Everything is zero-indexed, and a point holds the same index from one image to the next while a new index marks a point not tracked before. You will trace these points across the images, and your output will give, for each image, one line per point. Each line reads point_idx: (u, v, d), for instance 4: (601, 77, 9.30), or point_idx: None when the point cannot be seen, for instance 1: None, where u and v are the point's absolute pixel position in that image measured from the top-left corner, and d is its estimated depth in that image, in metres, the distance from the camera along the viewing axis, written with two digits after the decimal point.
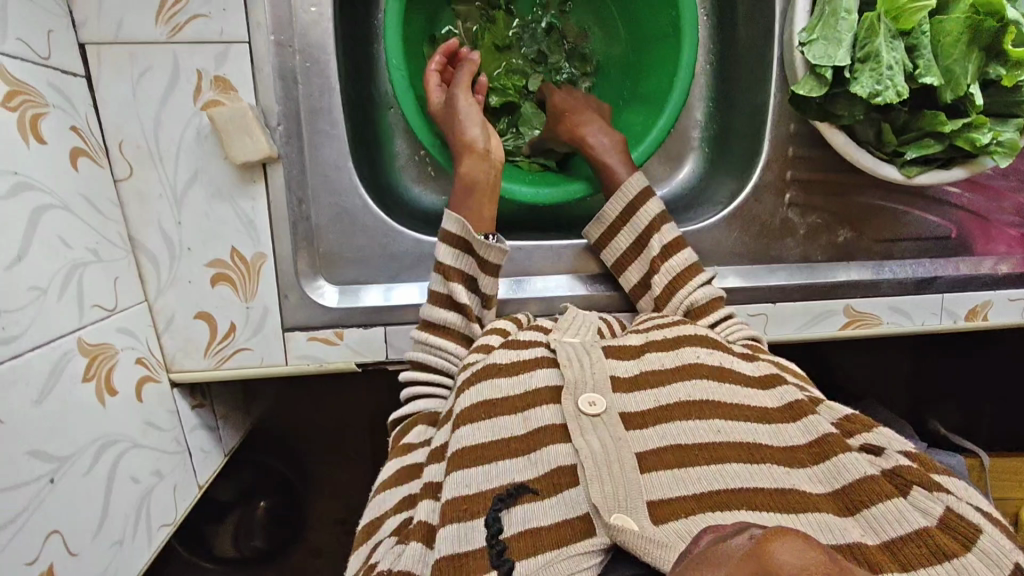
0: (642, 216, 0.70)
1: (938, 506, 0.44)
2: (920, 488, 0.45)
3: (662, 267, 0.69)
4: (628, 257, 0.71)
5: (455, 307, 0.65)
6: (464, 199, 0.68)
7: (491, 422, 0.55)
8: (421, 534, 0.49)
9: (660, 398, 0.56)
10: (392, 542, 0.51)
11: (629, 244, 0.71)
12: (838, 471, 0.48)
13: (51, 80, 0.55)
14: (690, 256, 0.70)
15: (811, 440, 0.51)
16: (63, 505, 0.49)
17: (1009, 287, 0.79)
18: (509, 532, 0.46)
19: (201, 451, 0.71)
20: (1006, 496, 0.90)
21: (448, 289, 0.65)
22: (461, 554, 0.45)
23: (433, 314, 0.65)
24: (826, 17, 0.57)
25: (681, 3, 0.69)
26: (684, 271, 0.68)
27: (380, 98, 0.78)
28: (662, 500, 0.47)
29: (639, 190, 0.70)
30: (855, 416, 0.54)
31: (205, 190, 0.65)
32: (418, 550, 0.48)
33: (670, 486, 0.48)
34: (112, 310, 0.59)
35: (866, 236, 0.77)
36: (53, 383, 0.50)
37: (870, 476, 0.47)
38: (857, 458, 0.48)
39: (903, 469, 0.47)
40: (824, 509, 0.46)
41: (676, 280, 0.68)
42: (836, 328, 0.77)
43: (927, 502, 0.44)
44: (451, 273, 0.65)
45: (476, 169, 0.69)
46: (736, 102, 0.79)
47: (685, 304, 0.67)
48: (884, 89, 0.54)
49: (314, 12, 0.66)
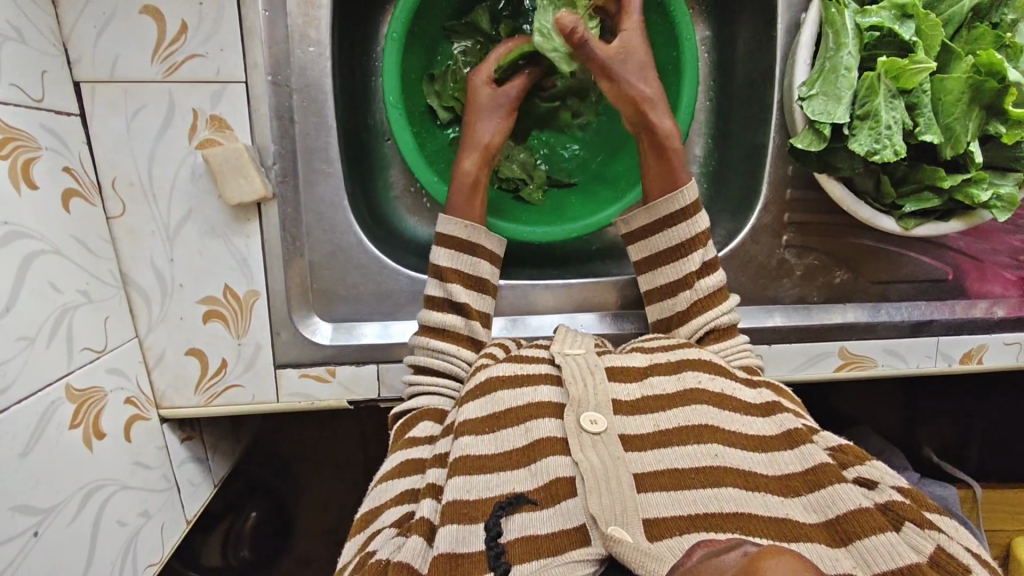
0: (689, 227, 0.65)
1: (928, 543, 0.43)
2: (912, 525, 0.44)
3: (696, 284, 0.65)
4: (655, 264, 0.67)
5: (453, 308, 0.64)
6: (463, 200, 0.67)
7: (495, 436, 0.54)
8: (423, 528, 0.49)
9: (660, 423, 0.54)
10: (391, 534, 0.51)
11: (663, 252, 0.66)
12: (834, 501, 0.46)
13: (43, 121, 0.55)
14: (723, 281, 0.65)
15: (806, 468, 0.50)
16: (47, 557, 0.49)
17: (1006, 331, 0.78)
18: (508, 536, 0.46)
19: (190, 485, 0.70)
20: (997, 528, 0.88)
21: (445, 291, 0.64)
22: (458, 554, 0.45)
23: (431, 317, 0.64)
24: (827, 72, 0.59)
25: (682, 48, 0.69)
26: (715, 294, 0.64)
27: (376, 130, 0.76)
28: (658, 518, 0.46)
29: (693, 200, 0.66)
30: (845, 444, 0.53)
31: (198, 227, 0.64)
32: (420, 544, 0.48)
33: (665, 506, 0.47)
34: (102, 351, 0.59)
35: (862, 277, 0.75)
36: (40, 433, 0.50)
37: (864, 508, 0.45)
38: (851, 489, 0.47)
39: (897, 502, 0.45)
40: (815, 539, 0.45)
41: (706, 301, 0.64)
42: (831, 370, 0.76)
43: (919, 540, 0.43)
44: (447, 274, 0.65)
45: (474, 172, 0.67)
46: (734, 139, 0.77)
47: (708, 326, 0.64)
48: (881, 149, 0.56)
49: (311, 52, 0.65)
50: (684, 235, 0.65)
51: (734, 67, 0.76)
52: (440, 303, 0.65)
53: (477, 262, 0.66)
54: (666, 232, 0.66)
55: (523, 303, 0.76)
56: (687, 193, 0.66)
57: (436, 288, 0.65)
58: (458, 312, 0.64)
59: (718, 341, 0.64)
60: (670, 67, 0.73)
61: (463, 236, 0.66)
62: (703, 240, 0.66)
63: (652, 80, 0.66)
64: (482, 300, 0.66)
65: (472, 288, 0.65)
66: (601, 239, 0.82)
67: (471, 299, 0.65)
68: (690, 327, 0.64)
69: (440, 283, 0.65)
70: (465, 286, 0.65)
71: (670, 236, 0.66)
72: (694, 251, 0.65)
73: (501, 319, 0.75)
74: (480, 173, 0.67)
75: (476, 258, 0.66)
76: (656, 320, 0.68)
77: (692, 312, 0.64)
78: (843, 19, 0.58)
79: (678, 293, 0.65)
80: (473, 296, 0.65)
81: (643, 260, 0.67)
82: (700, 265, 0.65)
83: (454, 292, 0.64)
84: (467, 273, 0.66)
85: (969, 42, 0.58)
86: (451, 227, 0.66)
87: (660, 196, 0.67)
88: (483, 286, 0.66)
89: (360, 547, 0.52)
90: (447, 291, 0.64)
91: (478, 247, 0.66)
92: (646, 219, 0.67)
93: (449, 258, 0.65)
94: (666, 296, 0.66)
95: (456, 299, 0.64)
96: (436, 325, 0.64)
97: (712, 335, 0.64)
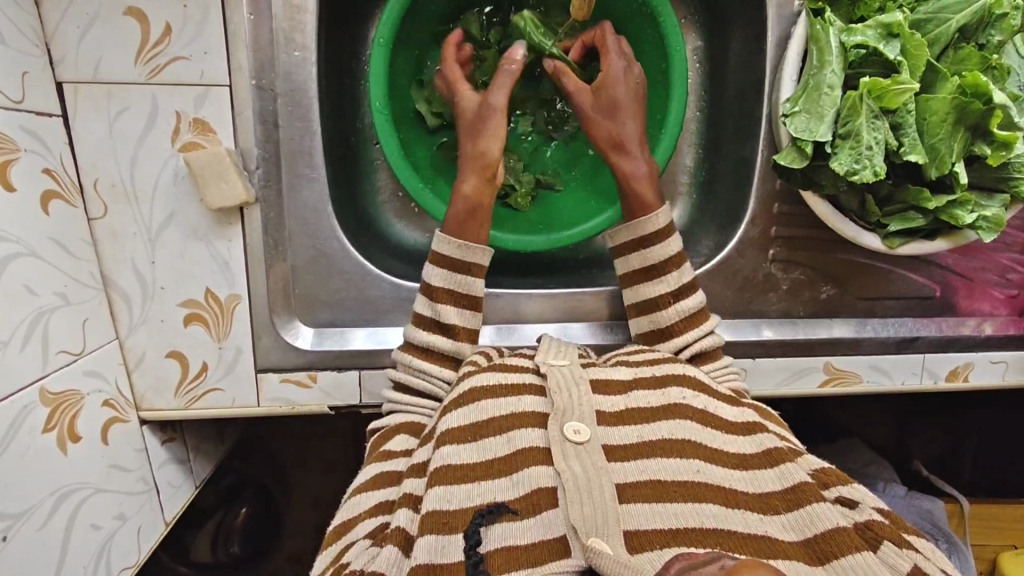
0: (663, 249, 0.65)
1: (905, 563, 0.42)
2: (890, 545, 0.43)
3: (673, 307, 0.64)
4: (632, 279, 0.67)
5: (439, 325, 0.64)
6: (464, 224, 0.66)
7: (477, 444, 0.53)
8: (399, 538, 0.48)
9: (643, 434, 0.54)
10: (366, 545, 0.49)
11: (639, 269, 0.66)
12: (812, 520, 0.46)
13: (23, 123, 0.54)
14: (702, 301, 0.65)
15: (786, 488, 0.49)
16: (16, 563, 0.49)
17: (994, 349, 0.77)
18: (488, 546, 0.45)
19: (170, 486, 0.70)
20: (983, 543, 0.88)
21: (433, 310, 0.63)
22: (435, 564, 0.44)
23: (416, 335, 0.64)
24: (810, 90, 0.59)
25: (670, 57, 0.69)
26: (695, 315, 0.64)
27: (362, 134, 0.76)
28: (638, 530, 0.45)
29: (665, 224, 0.66)
30: (828, 467, 0.51)
31: (180, 230, 0.64)
32: (394, 553, 0.47)
33: (645, 519, 0.46)
34: (79, 353, 0.59)
35: (848, 292, 0.75)
36: (11, 438, 0.49)
37: (840, 527, 0.45)
38: (829, 509, 0.46)
39: (875, 523, 0.45)
40: (793, 557, 0.44)
41: (685, 324, 0.64)
42: (815, 385, 0.76)
43: (896, 559, 0.42)
44: (438, 294, 0.64)
45: (478, 190, 0.66)
46: (723, 150, 0.77)
47: (695, 347, 0.64)
48: (861, 169, 0.56)
49: (297, 56, 0.64)
50: (661, 257, 0.65)
51: (726, 78, 0.75)
52: (428, 323, 0.64)
53: (470, 280, 0.65)
54: (647, 250, 0.66)
55: (511, 312, 0.75)
56: (660, 217, 0.65)
57: (425, 307, 0.64)
58: (447, 333, 0.63)
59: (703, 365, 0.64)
60: (660, 79, 0.73)
61: (457, 253, 0.64)
62: (678, 263, 0.65)
63: (633, 112, 0.67)
64: (472, 317, 0.65)
65: (461, 305, 0.64)
66: (588, 248, 0.82)
67: (460, 318, 0.64)
68: (672, 343, 0.64)
69: (430, 302, 0.64)
70: (456, 304, 0.64)
71: (645, 254, 0.66)
72: (668, 274, 0.65)
73: (488, 327, 0.75)
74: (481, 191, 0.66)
75: (471, 278, 0.65)
76: (639, 332, 0.67)
77: (675, 331, 0.64)
78: (827, 36, 0.59)
79: (658, 312, 0.65)
80: (464, 316, 0.64)
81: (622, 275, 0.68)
82: (676, 287, 0.65)
83: (442, 313, 0.63)
84: (460, 293, 0.64)
85: (955, 63, 0.58)
86: (446, 245, 0.65)
87: (640, 215, 0.66)
88: (476, 304, 0.65)
89: (333, 559, 0.51)
90: (436, 312, 0.63)
91: (473, 266, 0.65)
92: (629, 235, 0.66)
93: (442, 278, 0.64)
94: (645, 311, 0.66)
95: (444, 319, 0.63)
96: (422, 344, 0.63)
97: (698, 358, 0.64)
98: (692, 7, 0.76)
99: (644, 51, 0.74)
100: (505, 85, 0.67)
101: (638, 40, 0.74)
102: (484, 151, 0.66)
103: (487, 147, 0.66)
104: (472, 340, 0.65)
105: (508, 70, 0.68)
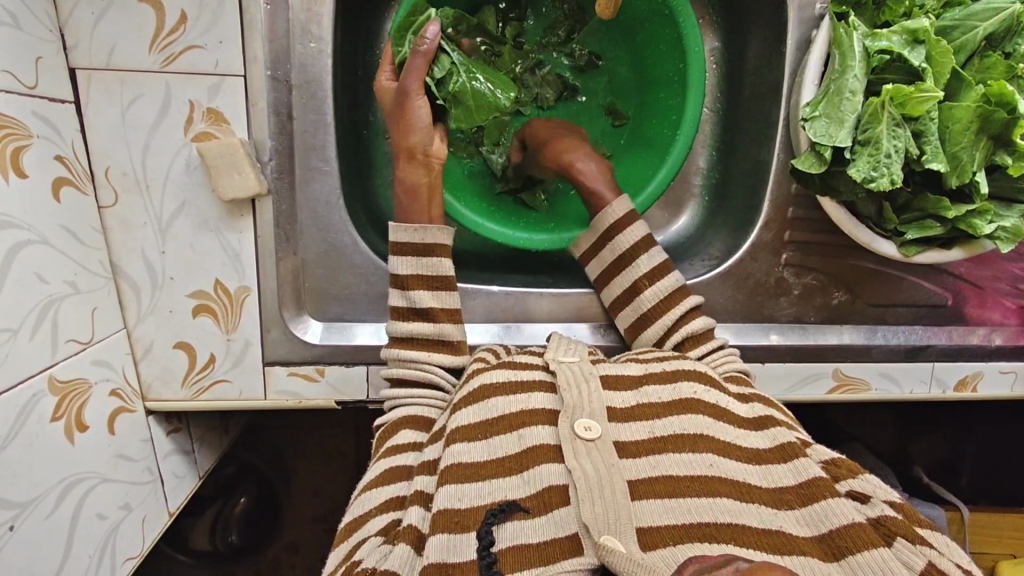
0: (627, 237, 0.67)
1: (920, 560, 0.42)
2: (905, 541, 0.43)
3: (650, 288, 0.66)
4: (608, 276, 0.68)
5: (419, 317, 0.63)
6: (410, 204, 0.66)
7: (487, 442, 0.53)
8: (411, 536, 0.48)
9: (655, 429, 0.53)
10: (377, 543, 0.49)
11: (611, 263, 0.68)
12: (826, 515, 0.45)
13: (36, 109, 0.54)
14: (679, 280, 0.66)
15: (800, 482, 0.49)
16: (21, 552, 0.48)
17: (1003, 359, 0.77)
18: (500, 545, 0.45)
19: (175, 477, 0.69)
20: (984, 551, 0.87)
21: (407, 299, 0.63)
22: (449, 564, 0.44)
23: (394, 329, 0.63)
24: (831, 95, 0.58)
25: (688, 55, 0.68)
26: (673, 293, 0.65)
27: (375, 127, 0.75)
28: (651, 527, 0.45)
29: (624, 212, 0.67)
30: (839, 459, 0.52)
31: (191, 221, 0.64)
32: (407, 552, 0.47)
33: (658, 515, 0.46)
34: (88, 342, 0.58)
35: (860, 299, 0.74)
36: (20, 424, 0.49)
37: (857, 523, 0.44)
38: (845, 504, 0.46)
39: (889, 517, 0.44)
40: (809, 552, 0.44)
41: (662, 305, 0.65)
42: (823, 391, 0.75)
43: (910, 556, 0.42)
44: (408, 282, 0.64)
45: (417, 173, 0.66)
46: (738, 152, 0.76)
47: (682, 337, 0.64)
48: (878, 176, 0.56)
49: (313, 47, 0.64)
50: (628, 243, 0.67)
51: (742, 81, 0.75)
52: (404, 313, 0.64)
53: (436, 261, 0.65)
54: (613, 240, 0.67)
55: (518, 310, 0.75)
56: (617, 207, 0.67)
57: (398, 298, 0.64)
58: (424, 318, 0.63)
59: (704, 351, 0.63)
60: (676, 77, 0.72)
61: (416, 238, 0.64)
62: (647, 247, 0.67)
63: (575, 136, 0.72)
64: (449, 297, 0.65)
65: (433, 288, 0.64)
66: None
67: (435, 300, 0.64)
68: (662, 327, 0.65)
69: (403, 292, 0.64)
70: (430, 289, 0.64)
71: (615, 244, 0.67)
72: (639, 258, 0.66)
73: (495, 325, 0.75)
74: (416, 176, 0.65)
75: (437, 258, 0.65)
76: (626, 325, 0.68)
77: (653, 315, 0.65)
78: (851, 41, 0.58)
79: (636, 297, 0.66)
80: (439, 298, 0.64)
81: (599, 275, 0.69)
82: (650, 268, 0.66)
83: (415, 299, 0.63)
84: (430, 276, 0.64)
85: (980, 71, 0.57)
86: (404, 234, 0.64)
87: (598, 212, 0.69)
88: (448, 284, 0.65)
89: (346, 556, 0.50)
90: (409, 300, 0.63)
91: (436, 247, 0.65)
92: (591, 238, 0.69)
93: (408, 266, 0.64)
94: (625, 304, 0.68)
95: (420, 306, 0.63)
96: (404, 336, 0.63)
97: (693, 343, 0.64)
98: (711, 7, 0.76)
99: (658, 48, 0.73)
100: (416, 66, 0.61)
101: (653, 42, 0.74)
102: (408, 138, 0.65)
103: (408, 135, 0.64)
104: (453, 321, 0.65)
105: (420, 51, 0.61)
